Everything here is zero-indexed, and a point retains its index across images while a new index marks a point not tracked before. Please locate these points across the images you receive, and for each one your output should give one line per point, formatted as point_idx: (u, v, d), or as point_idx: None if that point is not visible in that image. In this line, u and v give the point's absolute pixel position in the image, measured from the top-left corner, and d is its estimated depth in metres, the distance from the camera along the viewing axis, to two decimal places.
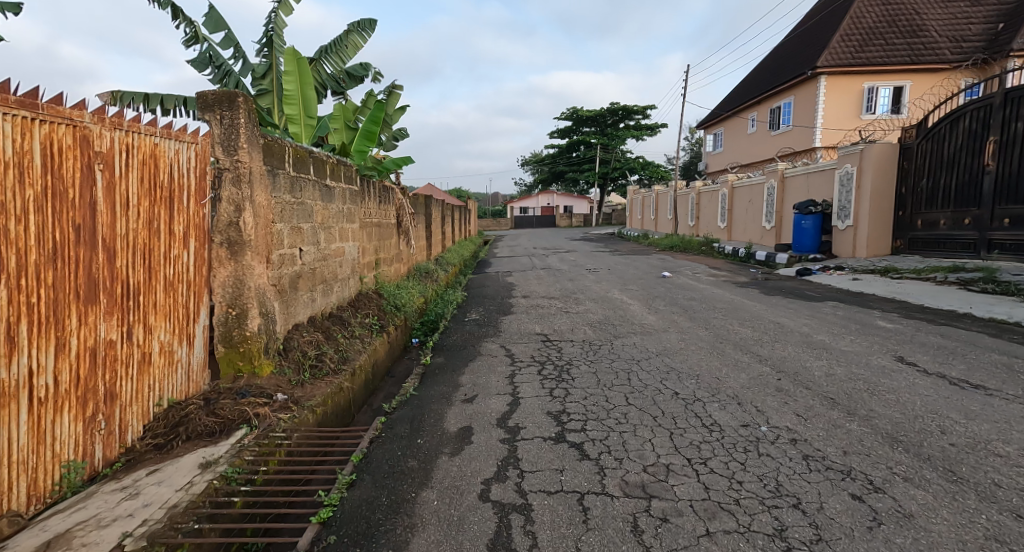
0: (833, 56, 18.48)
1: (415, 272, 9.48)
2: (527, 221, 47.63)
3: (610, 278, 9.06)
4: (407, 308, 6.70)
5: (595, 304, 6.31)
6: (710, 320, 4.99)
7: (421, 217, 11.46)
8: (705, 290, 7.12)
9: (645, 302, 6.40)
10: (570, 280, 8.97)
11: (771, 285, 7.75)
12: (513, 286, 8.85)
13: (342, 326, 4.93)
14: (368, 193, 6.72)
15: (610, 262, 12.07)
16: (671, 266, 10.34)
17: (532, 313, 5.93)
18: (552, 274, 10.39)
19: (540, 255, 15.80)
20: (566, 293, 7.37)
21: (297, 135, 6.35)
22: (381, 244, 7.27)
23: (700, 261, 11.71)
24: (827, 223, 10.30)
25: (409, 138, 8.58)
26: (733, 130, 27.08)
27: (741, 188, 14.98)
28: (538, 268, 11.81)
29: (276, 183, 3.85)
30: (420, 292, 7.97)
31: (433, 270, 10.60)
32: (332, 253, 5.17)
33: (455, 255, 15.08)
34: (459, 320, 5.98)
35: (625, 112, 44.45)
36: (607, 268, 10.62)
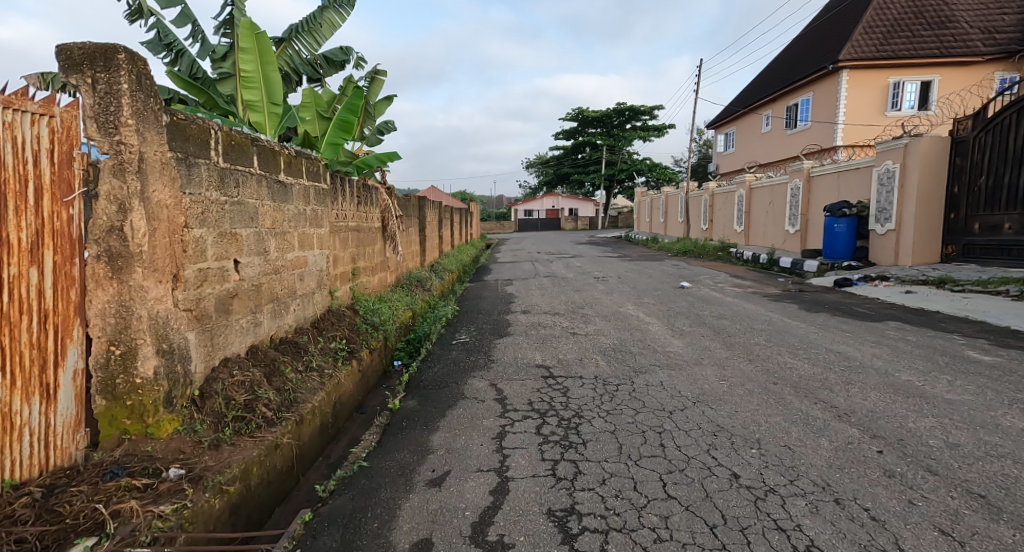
0: (856, 50, 17.86)
1: (403, 282, 8.57)
2: (532, 224, 46.76)
3: (622, 288, 8.11)
4: (388, 327, 5.79)
5: (607, 323, 5.37)
6: (751, 349, 4.04)
7: (414, 222, 10.55)
8: (733, 305, 6.16)
9: (666, 320, 5.46)
10: (578, 291, 8.04)
11: (808, 298, 6.79)
12: (514, 297, 7.94)
13: (296, 355, 4.01)
14: (343, 192, 5.83)
15: (620, 270, 11.13)
16: (688, 275, 9.37)
17: (533, 335, 5.00)
18: (557, 283, 9.46)
19: (545, 261, 14.86)
20: (574, 307, 6.44)
21: (259, 124, 5.50)
22: (360, 251, 6.37)
23: (719, 269, 10.74)
24: (862, 228, 9.35)
25: (396, 132, 7.72)
26: (746, 129, 26.15)
27: (760, 190, 14.03)
28: (541, 276, 10.88)
29: (194, 176, 2.94)
30: (406, 306, 7.05)
31: (427, 280, 9.69)
32: (287, 264, 4.25)
33: (453, 262, 14.16)
34: (447, 343, 5.06)
35: (632, 113, 43.62)
36: (618, 277, 9.65)
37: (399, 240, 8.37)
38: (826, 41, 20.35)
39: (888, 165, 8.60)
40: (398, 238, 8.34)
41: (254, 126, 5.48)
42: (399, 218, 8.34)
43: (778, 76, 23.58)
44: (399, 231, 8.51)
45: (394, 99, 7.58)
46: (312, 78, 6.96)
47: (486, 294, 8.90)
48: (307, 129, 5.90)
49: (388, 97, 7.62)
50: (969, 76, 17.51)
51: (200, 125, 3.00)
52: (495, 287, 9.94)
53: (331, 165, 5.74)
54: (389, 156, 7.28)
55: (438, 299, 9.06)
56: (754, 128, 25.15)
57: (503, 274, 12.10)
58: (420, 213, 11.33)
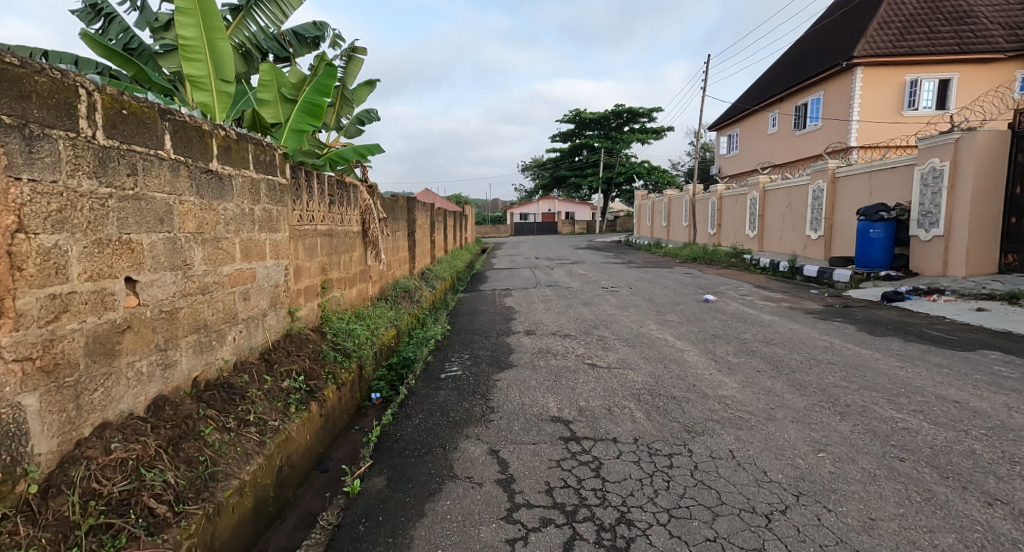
0: (871, 46, 17.59)
1: (387, 295, 7.60)
2: (529, 228, 45.89)
3: (637, 303, 7.15)
4: (363, 353, 4.80)
5: (631, 351, 4.39)
6: (835, 396, 3.08)
7: (402, 226, 9.59)
8: (777, 326, 5.21)
9: (703, 347, 4.48)
10: (587, 306, 7.09)
11: (858, 315, 5.89)
12: (515, 312, 6.98)
13: (228, 403, 2.97)
14: (310, 189, 4.83)
15: (629, 280, 10.14)
16: (708, 287, 8.45)
17: (542, 367, 4.02)
18: (562, 294, 8.53)
19: (545, 268, 13.91)
20: (586, 327, 5.47)
21: (204, 105, 4.45)
22: (330, 260, 5.38)
23: (737, 279, 9.86)
24: (902, 233, 8.57)
25: (379, 122, 6.75)
26: (751, 130, 25.42)
27: (776, 192, 13.25)
28: (543, 285, 9.94)
29: (38, 153, 1.95)
30: (386, 325, 6.06)
31: (415, 291, 8.70)
32: (222, 281, 3.23)
33: (446, 268, 13.24)
34: (434, 377, 4.08)
35: (631, 114, 42.95)
36: (630, 288, 8.73)
37: (382, 247, 7.41)
38: (837, 38, 19.83)
39: (934, 163, 7.85)
40: (381, 244, 7.35)
41: (199, 107, 4.44)
42: (382, 222, 7.39)
43: (784, 75, 22.94)
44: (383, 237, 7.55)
45: (376, 84, 6.59)
46: (280, 58, 5.95)
47: (482, 307, 7.91)
48: (267, 113, 4.88)
49: (370, 82, 6.62)
50: (988, 74, 17.31)
51: (58, 78, 2.02)
52: (491, 298, 8.95)
53: (292, 155, 4.71)
54: (370, 149, 6.29)
55: (426, 313, 8.07)
56: (760, 129, 24.40)
57: (500, 282, 11.16)
58: (408, 216, 10.32)
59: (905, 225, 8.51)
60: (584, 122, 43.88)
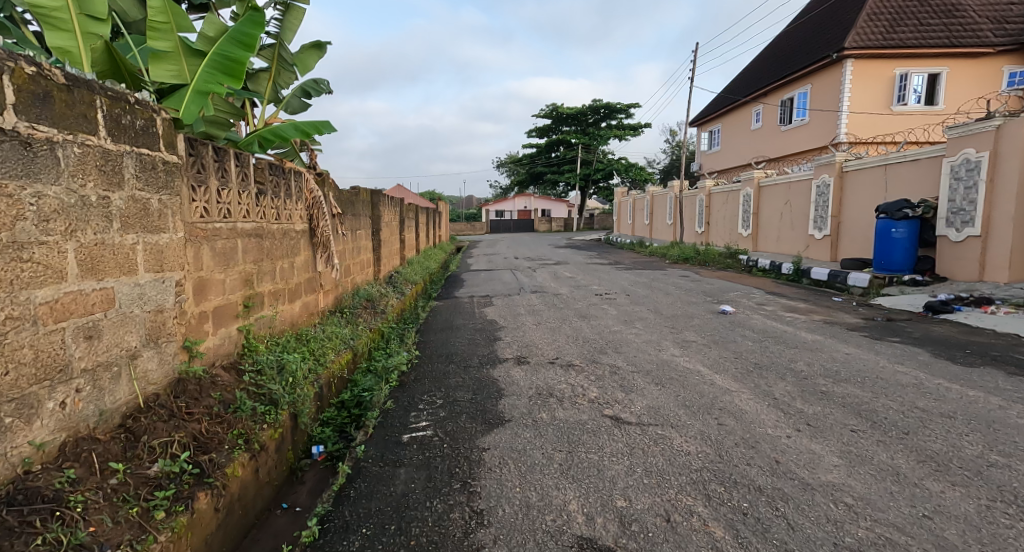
0: (861, 38, 17.07)
1: (342, 310, 6.35)
2: (505, 226, 44.78)
3: (643, 316, 6.08)
4: (297, 395, 3.56)
5: (663, 394, 3.29)
6: (1010, 488, 2.00)
7: (364, 225, 8.30)
8: (831, 351, 4.19)
9: (754, 385, 3.41)
10: (586, 320, 5.98)
11: (912, 331, 4.91)
12: (501, 328, 5.83)
13: (14, 533, 1.76)
14: (225, 175, 3.56)
15: (625, 285, 9.09)
16: (716, 295, 7.47)
17: (547, 423, 2.87)
18: (551, 304, 7.42)
19: (526, 269, 12.82)
20: (592, 353, 4.36)
21: (62, 50, 3.05)
22: (257, 270, 4.09)
23: (742, 284, 8.94)
24: (926, 233, 7.72)
25: (329, 94, 5.53)
26: (735, 126, 24.82)
27: (775, 187, 12.49)
28: (528, 292, 8.82)
29: None
30: (334, 350, 4.80)
31: (377, 303, 7.44)
32: (32, 316, 1.99)
33: (419, 271, 12.03)
34: (391, 441, 2.87)
35: (608, 110, 42.29)
36: (628, 295, 7.69)
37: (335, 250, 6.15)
38: (825, 31, 19.30)
39: (968, 153, 6.96)
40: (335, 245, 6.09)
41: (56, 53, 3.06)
42: (336, 220, 6.13)
43: (769, 68, 22.37)
44: (337, 238, 6.30)
45: (327, 47, 5.32)
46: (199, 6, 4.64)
47: (461, 320, 6.74)
48: (166, 68, 3.55)
49: (319, 45, 5.35)
50: (976, 69, 16.96)
51: None
52: (471, 308, 7.78)
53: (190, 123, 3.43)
54: (318, 127, 5.03)
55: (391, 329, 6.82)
56: (745, 124, 23.79)
57: (479, 287, 10.00)
58: (373, 214, 9.04)
59: (931, 224, 7.65)
60: (561, 117, 42.94)
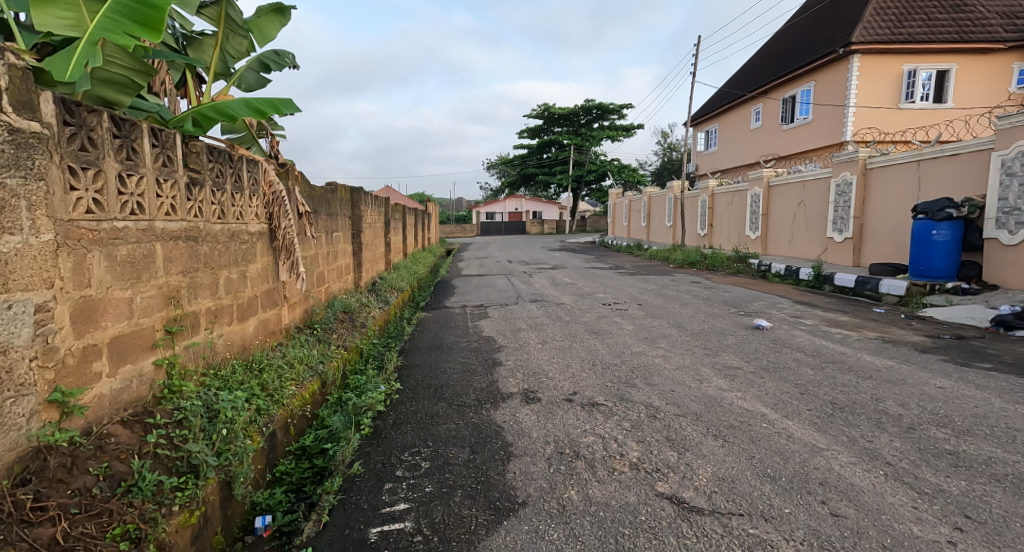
0: (868, 32, 16.71)
1: (314, 327, 5.46)
2: (496, 228, 43.92)
3: (665, 334, 5.24)
4: (230, 455, 2.63)
5: (731, 455, 2.42)
6: None
7: (342, 228, 7.39)
8: (918, 381, 3.37)
9: (845, 437, 2.56)
10: (600, 339, 5.15)
11: (995, 352, 4.10)
12: (502, 347, 4.98)
13: None
14: (130, 154, 2.61)
15: (633, 294, 8.26)
16: (741, 307, 6.63)
17: (583, 513, 1.99)
18: (555, 316, 6.55)
19: (522, 275, 11.97)
20: (619, 387, 3.50)
21: None
22: (187, 283, 3.17)
23: (762, 292, 8.13)
24: (971, 235, 6.95)
25: (293, 69, 4.64)
26: (733, 126, 24.28)
27: (789, 187, 11.91)
28: (527, 301, 7.95)
29: None
30: (294, 383, 3.87)
31: (352, 318, 6.52)
32: None
33: (406, 277, 11.14)
34: (353, 540, 1.98)
35: (601, 111, 41.74)
36: (642, 307, 6.84)
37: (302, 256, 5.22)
38: (828, 28, 18.85)
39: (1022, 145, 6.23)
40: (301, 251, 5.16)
41: None
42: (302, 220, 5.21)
43: (768, 66, 21.88)
44: (306, 241, 5.38)
45: (290, 13, 4.41)
46: None
47: (456, 335, 5.88)
48: (58, 15, 2.60)
49: (281, 9, 4.44)
50: (985, 65, 16.64)
51: None
52: (465, 319, 6.91)
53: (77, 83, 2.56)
54: (277, 105, 4.10)
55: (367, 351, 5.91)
56: (744, 124, 23.23)
57: (472, 295, 9.12)
58: (353, 215, 8.13)
59: (976, 226, 6.89)
60: (553, 117, 42.29)
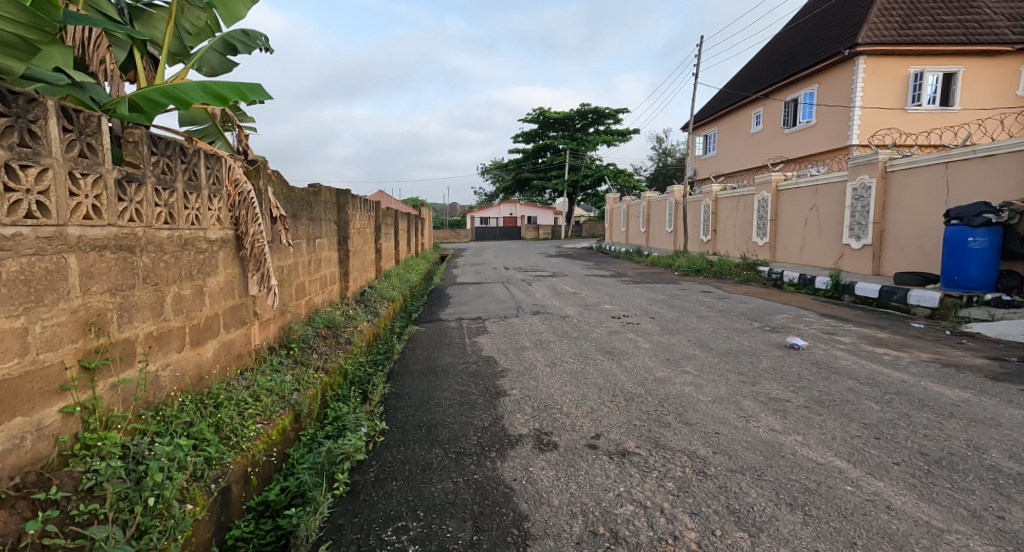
0: (874, 33, 16.40)
1: (293, 347, 4.85)
2: (491, 233, 43.35)
3: (688, 355, 4.65)
4: (156, 534, 1.98)
5: (822, 541, 1.85)
6: None
7: (325, 234, 6.77)
8: (1011, 419, 2.81)
9: (967, 514, 1.95)
10: (616, 361, 4.55)
11: None
12: (505, 370, 4.38)
13: None
14: (18, 140, 2.00)
15: (642, 306, 7.67)
16: (765, 322, 6.05)
17: None
18: (562, 332, 5.94)
19: (520, 283, 11.37)
20: (651, 428, 2.90)
21: None
22: (117, 304, 2.53)
23: (781, 304, 7.56)
24: (1009, 242, 6.45)
25: (266, 52, 4.04)
26: (732, 130, 23.91)
27: (799, 191, 11.49)
28: (528, 314, 7.35)
29: None
30: (258, 421, 3.24)
31: (335, 335, 5.88)
32: None
33: (397, 285, 10.53)
34: None
35: (596, 116, 41.37)
36: (656, 322, 6.24)
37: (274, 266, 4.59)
38: (831, 29, 18.52)
39: None
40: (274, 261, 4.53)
41: None
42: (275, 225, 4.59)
43: (769, 69, 21.53)
44: (281, 249, 4.75)
45: None
46: None
47: (452, 353, 5.27)
48: None
49: None
50: (991, 68, 16.40)
51: None
52: (461, 335, 6.29)
53: None
54: (243, 91, 3.46)
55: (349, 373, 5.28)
56: (744, 128, 22.85)
57: (468, 306, 8.51)
58: (340, 220, 7.52)
59: (1015, 232, 6.39)
60: (548, 122, 41.88)
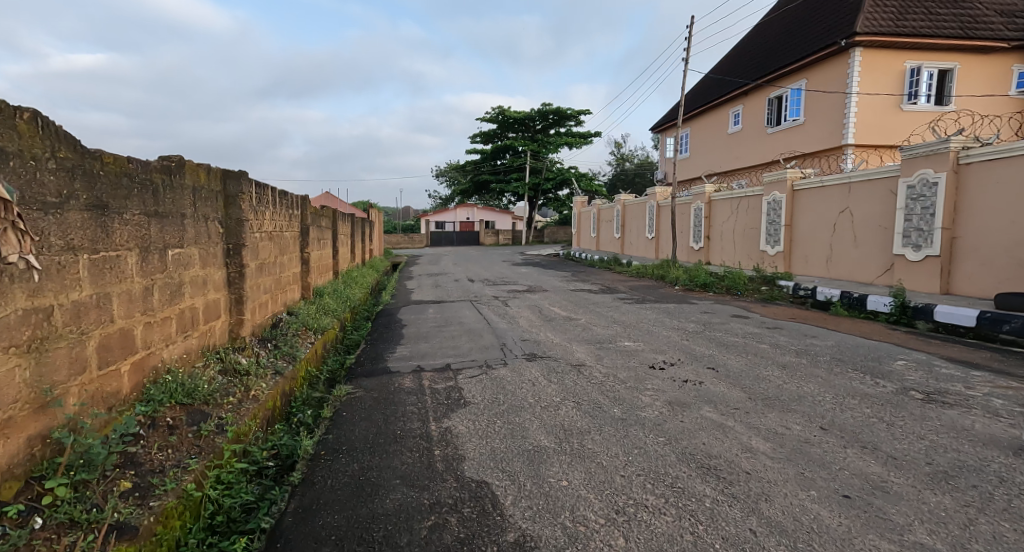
0: (871, 23, 14.95)
1: (52, 487, 2.25)
2: (448, 238, 40.74)
3: (870, 479, 2.41)
4: None
5: None
6: None
7: (193, 242, 4.17)
8: None
9: None
10: (746, 504, 2.25)
11: None
12: (525, 545, 2.04)
13: None
14: None
15: (678, 346, 5.46)
16: (899, 382, 3.92)
17: None
18: (588, 407, 3.62)
19: (493, 303, 9.02)
20: None
21: None
22: None
23: (864, 339, 5.52)
24: None
25: None
26: (708, 130, 22.42)
27: (827, 191, 9.68)
28: (522, 362, 5.01)
29: None
30: None
31: (190, 425, 3.33)
32: None
33: (332, 308, 7.91)
34: None
35: (558, 118, 39.51)
36: (731, 384, 4.03)
37: None
38: (820, 21, 17.11)
39: None
40: None
41: None
42: None
43: (748, 64, 20.02)
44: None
45: None
46: None
47: (405, 470, 2.82)
48: None
49: None
50: (989, 65, 15.28)
51: None
52: (419, 407, 3.82)
53: None
54: None
55: (197, 515, 2.77)
56: (721, 128, 21.38)
57: (429, 343, 6.07)
58: (227, 218, 4.90)
59: None
60: (507, 121, 39.64)
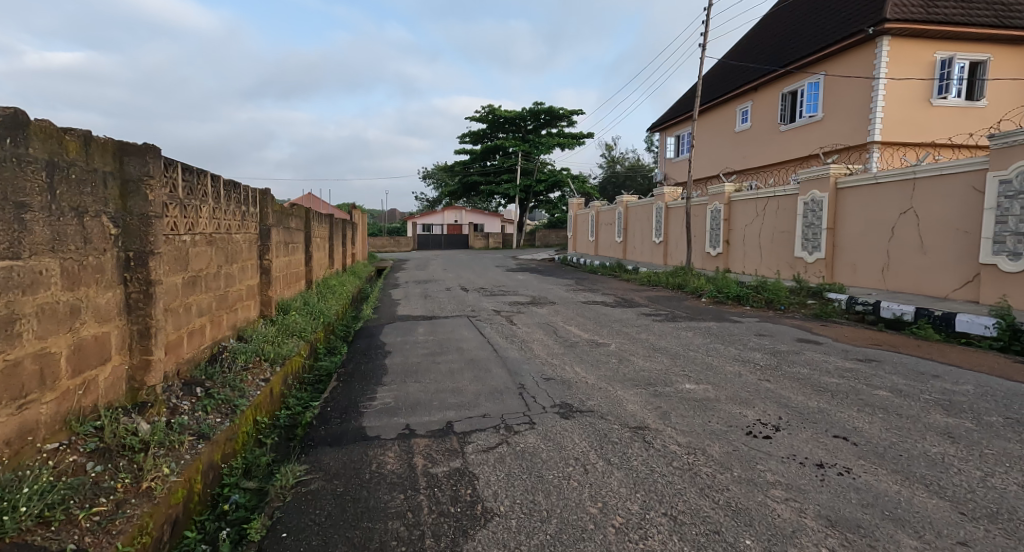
0: (901, 10, 13.70)
1: None
2: (436, 241, 39.14)
3: None
4: None
5: None
6: None
7: (46, 250, 2.60)
8: None
9: None
10: None
11: None
12: None
13: None
14: None
15: (764, 392, 3.97)
16: None
17: None
18: (692, 536, 2.11)
19: (495, 320, 7.48)
20: None
21: None
22: None
23: (1009, 383, 4.08)
24: None
25: None
26: (714, 128, 21.17)
27: (880, 189, 8.35)
28: (552, 421, 3.49)
29: None
30: None
31: None
32: None
33: (297, 327, 6.33)
34: None
35: (549, 118, 38.16)
36: (901, 476, 2.54)
37: None
38: (840, 11, 15.89)
39: None
40: None
41: None
42: None
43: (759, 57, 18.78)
44: None
45: None
46: None
47: None
48: None
49: None
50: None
51: None
52: (410, 530, 2.28)
53: None
54: None
55: None
56: (729, 126, 20.12)
57: (418, 384, 4.52)
58: (126, 214, 3.33)
59: None
60: (497, 121, 38.21)
